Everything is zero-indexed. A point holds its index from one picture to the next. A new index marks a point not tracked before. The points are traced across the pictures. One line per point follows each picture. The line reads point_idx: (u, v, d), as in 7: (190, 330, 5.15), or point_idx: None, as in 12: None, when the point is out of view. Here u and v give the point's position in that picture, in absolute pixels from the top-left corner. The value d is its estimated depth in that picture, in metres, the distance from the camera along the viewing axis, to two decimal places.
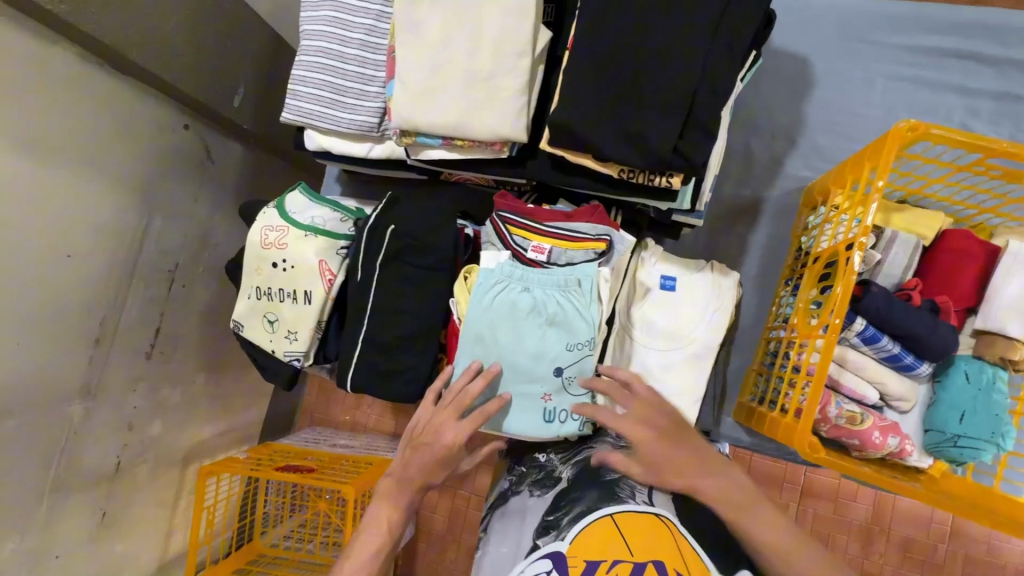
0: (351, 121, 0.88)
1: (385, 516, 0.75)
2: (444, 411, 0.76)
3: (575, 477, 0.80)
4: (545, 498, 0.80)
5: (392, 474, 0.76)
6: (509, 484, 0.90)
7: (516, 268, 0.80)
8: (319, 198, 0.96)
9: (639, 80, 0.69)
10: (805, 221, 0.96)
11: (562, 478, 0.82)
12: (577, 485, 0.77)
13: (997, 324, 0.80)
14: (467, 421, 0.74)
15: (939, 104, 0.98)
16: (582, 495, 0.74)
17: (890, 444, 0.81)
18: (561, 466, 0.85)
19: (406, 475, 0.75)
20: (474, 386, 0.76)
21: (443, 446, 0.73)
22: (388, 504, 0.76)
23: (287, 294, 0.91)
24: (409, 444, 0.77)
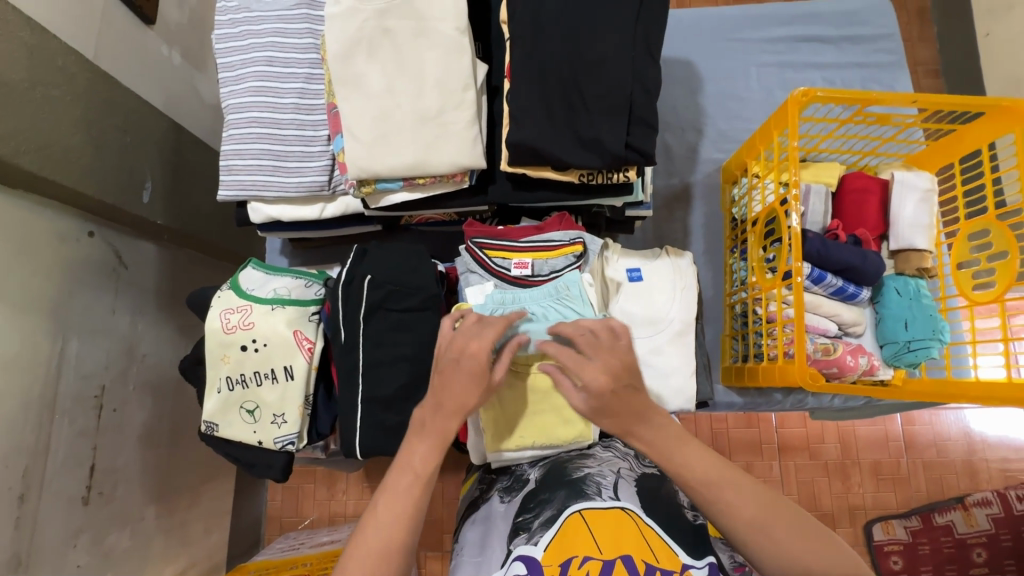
0: (300, 184, 0.86)
1: (419, 454, 0.68)
2: (465, 327, 0.72)
3: (544, 478, 0.81)
4: (514, 503, 0.80)
5: (425, 406, 0.70)
6: (479, 492, 0.90)
7: (507, 292, 0.82)
8: (275, 270, 0.91)
9: (581, 91, 0.76)
10: (731, 194, 1.08)
11: (530, 480, 0.83)
12: (548, 486, 0.78)
13: (907, 242, 0.95)
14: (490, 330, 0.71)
15: (803, 80, 1.17)
16: (551, 497, 0.75)
17: (862, 362, 0.92)
18: (530, 468, 0.86)
19: (440, 403, 0.69)
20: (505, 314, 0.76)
21: (474, 360, 0.69)
22: (422, 440, 0.69)
23: (264, 376, 0.84)
24: (437, 372, 0.71)
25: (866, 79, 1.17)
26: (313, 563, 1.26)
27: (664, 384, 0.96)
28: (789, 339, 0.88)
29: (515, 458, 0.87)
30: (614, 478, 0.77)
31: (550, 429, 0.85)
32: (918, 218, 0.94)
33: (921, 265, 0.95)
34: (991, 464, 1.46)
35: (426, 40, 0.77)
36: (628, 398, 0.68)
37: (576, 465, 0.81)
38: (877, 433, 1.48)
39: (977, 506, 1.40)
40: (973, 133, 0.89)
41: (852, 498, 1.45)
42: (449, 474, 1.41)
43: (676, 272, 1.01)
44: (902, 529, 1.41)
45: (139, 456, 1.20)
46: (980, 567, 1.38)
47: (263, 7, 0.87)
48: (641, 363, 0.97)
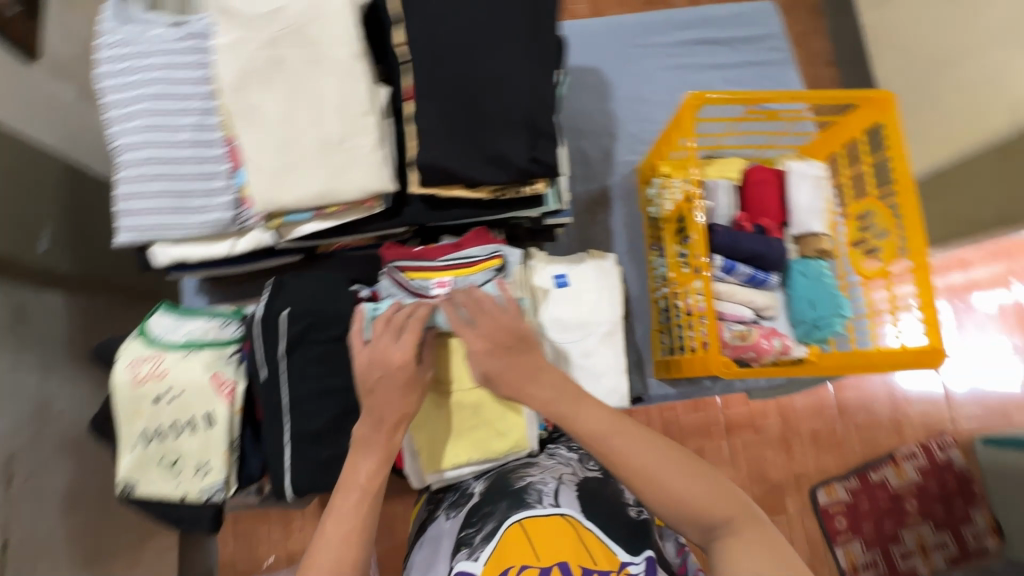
0: (205, 222, 0.83)
1: (363, 469, 0.67)
2: (382, 338, 0.71)
3: (488, 491, 0.81)
4: (458, 519, 0.80)
5: (364, 423, 0.69)
6: (428, 512, 0.90)
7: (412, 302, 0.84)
8: (188, 312, 0.88)
9: (482, 108, 0.77)
10: (646, 194, 1.12)
11: (474, 494, 0.83)
12: (491, 498, 0.78)
13: (805, 227, 1.01)
14: (409, 335, 0.71)
15: (704, 80, 1.24)
16: (493, 509, 0.76)
17: (774, 344, 0.97)
18: (473, 482, 0.86)
19: (380, 419, 0.69)
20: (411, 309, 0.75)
21: (402, 370, 0.69)
22: (365, 455, 0.68)
23: (183, 425, 0.80)
24: (367, 390, 0.70)
25: (761, 76, 1.25)
26: None
27: (598, 384, 0.99)
28: (705, 330, 0.92)
29: (458, 474, 0.87)
30: (555, 485, 0.78)
31: (485, 442, 0.86)
32: (813, 204, 1.01)
33: (819, 247, 1.02)
34: (914, 419, 1.58)
35: (321, 66, 0.75)
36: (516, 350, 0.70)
37: (518, 474, 0.82)
38: (812, 404, 1.57)
39: (906, 459, 1.54)
40: (850, 123, 0.97)
41: (796, 467, 1.54)
42: (406, 497, 1.38)
43: (601, 274, 1.04)
44: (843, 490, 1.52)
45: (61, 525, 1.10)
46: (912, 515, 1.53)
47: (148, 41, 0.83)
48: (575, 367, 0.99)
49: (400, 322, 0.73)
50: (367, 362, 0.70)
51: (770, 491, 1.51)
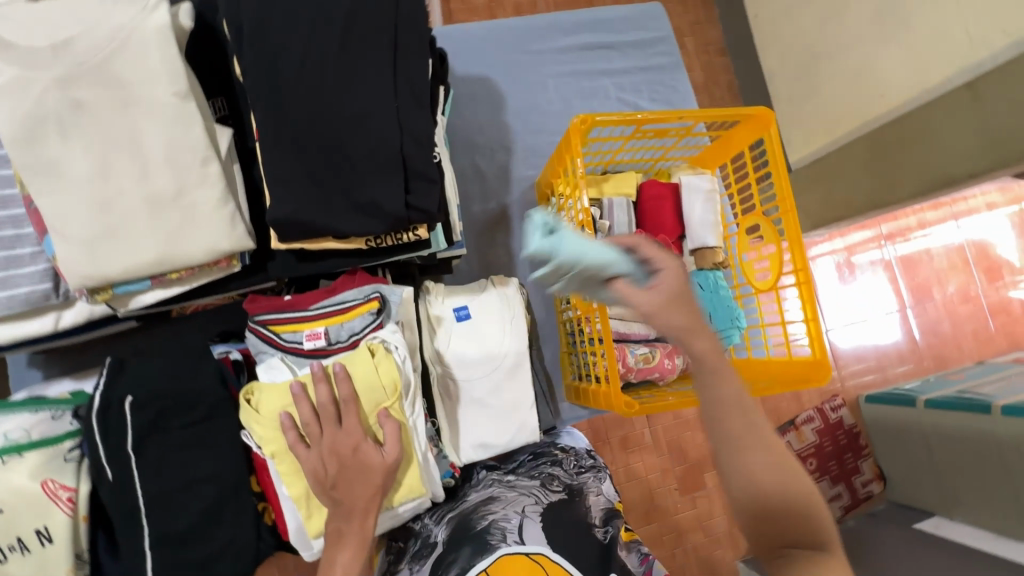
0: (11, 298, 0.67)
1: (341, 561, 0.68)
2: (323, 432, 0.70)
3: (451, 536, 0.81)
4: (421, 570, 0.81)
5: (333, 516, 0.70)
6: (389, 562, 0.91)
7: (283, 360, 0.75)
8: (2, 407, 0.71)
9: (344, 153, 0.68)
10: (547, 212, 1.08)
11: (438, 542, 0.83)
12: (454, 545, 0.79)
13: (700, 241, 1.02)
14: (348, 420, 0.70)
15: (597, 88, 1.21)
16: (456, 557, 0.77)
17: (677, 363, 0.99)
18: (435, 529, 0.87)
19: (348, 511, 0.69)
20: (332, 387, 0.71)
21: (355, 458, 0.70)
22: (341, 550, 0.69)
23: (8, 548, 0.66)
24: (329, 488, 0.69)
25: (652, 81, 1.24)
26: None
27: (507, 421, 0.95)
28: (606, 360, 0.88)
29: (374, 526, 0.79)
30: (519, 520, 0.79)
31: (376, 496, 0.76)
32: (705, 218, 1.02)
33: (715, 260, 1.03)
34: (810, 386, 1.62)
35: (140, 110, 0.63)
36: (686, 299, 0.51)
37: (479, 514, 0.82)
38: None
39: (805, 424, 1.57)
40: (737, 136, 0.98)
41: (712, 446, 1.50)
42: None
43: (505, 303, 0.99)
44: None
45: None
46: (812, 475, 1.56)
47: None
48: (482, 405, 0.95)
49: (332, 409, 0.71)
50: (320, 464, 0.69)
51: (690, 470, 1.48)
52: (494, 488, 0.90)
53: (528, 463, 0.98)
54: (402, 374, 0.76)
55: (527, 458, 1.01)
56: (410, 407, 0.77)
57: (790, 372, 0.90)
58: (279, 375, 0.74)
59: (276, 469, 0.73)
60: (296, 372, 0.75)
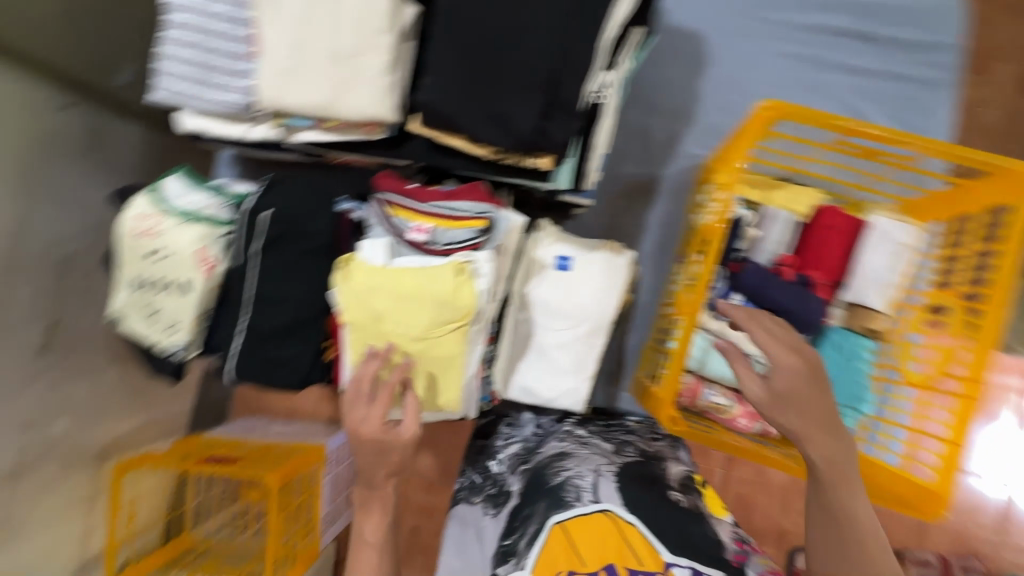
0: (220, 101, 0.83)
1: (369, 526, 0.75)
2: (357, 405, 0.74)
3: (525, 491, 0.83)
4: (498, 518, 0.86)
5: (360, 482, 0.76)
6: (461, 489, 0.97)
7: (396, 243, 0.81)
8: (198, 183, 0.92)
9: (500, 59, 0.68)
10: (697, 199, 0.98)
11: (512, 493, 0.87)
12: (529, 499, 0.79)
13: (860, 297, 0.84)
14: (376, 404, 0.74)
15: (823, 83, 1.01)
16: (532, 511, 0.77)
17: (754, 428, 0.85)
18: (512, 480, 0.90)
19: (370, 480, 0.75)
20: (371, 366, 0.75)
21: (376, 435, 0.73)
22: (368, 516, 0.76)
23: (165, 285, 0.87)
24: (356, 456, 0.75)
25: (901, 94, 1.00)
26: (249, 450, 1.32)
27: (559, 380, 0.94)
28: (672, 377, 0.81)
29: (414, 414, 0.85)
30: (593, 478, 0.78)
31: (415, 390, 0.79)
32: (880, 274, 0.83)
33: (868, 325, 0.85)
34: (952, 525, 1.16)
35: None
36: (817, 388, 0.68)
37: (553, 468, 0.82)
38: None
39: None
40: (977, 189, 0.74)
41: (787, 522, 1.25)
42: None
43: (609, 271, 0.94)
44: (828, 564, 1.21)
45: None
46: None
47: None
48: (543, 355, 0.94)
49: (368, 384, 0.74)
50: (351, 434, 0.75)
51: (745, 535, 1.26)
52: (567, 442, 0.89)
53: (596, 424, 0.98)
54: (477, 305, 0.77)
55: (589, 419, 1.01)
56: (473, 331, 0.79)
57: (894, 483, 0.75)
58: (376, 257, 0.79)
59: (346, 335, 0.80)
60: (390, 259, 0.80)
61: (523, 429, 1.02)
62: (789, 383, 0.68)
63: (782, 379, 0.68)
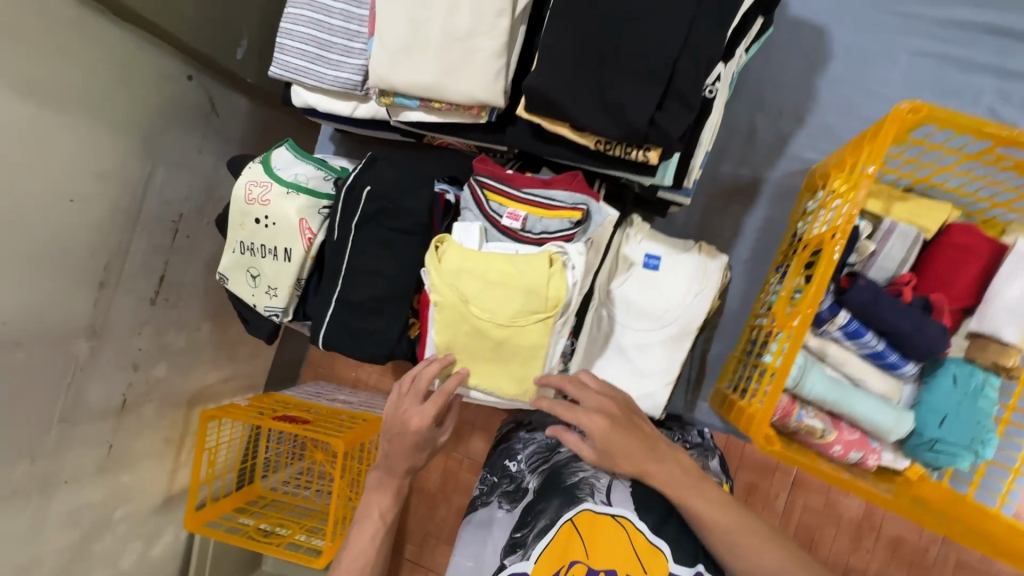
0: (335, 79, 0.87)
1: (377, 506, 0.90)
2: (406, 400, 0.83)
3: (542, 486, 0.89)
4: (512, 515, 0.89)
5: (381, 467, 0.91)
6: (481, 492, 0.98)
7: (490, 230, 0.82)
8: (304, 155, 0.95)
9: (619, 47, 0.65)
10: (804, 205, 0.91)
11: (529, 490, 0.91)
12: (544, 495, 0.86)
13: (992, 327, 0.75)
14: (428, 406, 0.81)
15: (968, 86, 0.90)
16: (546, 506, 0.84)
17: (851, 457, 0.79)
18: (530, 477, 0.93)
19: (390, 467, 0.88)
20: (429, 370, 0.80)
21: (414, 433, 0.82)
22: (380, 495, 0.91)
23: (269, 250, 0.92)
24: (387, 437, 0.86)
25: None
26: (318, 413, 1.38)
27: (637, 382, 0.91)
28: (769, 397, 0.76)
29: (480, 399, 0.86)
30: (608, 481, 0.83)
31: (497, 376, 0.80)
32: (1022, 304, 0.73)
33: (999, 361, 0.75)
34: None
35: None
36: (626, 429, 0.76)
37: (571, 468, 0.88)
38: None
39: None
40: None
41: (853, 560, 1.11)
42: None
43: (699, 275, 0.91)
44: None
45: (202, 280, 1.37)
46: None
47: None
48: (622, 355, 0.92)
49: (423, 388, 0.81)
50: (390, 415, 0.85)
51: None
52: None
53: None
54: (567, 296, 0.76)
55: None
56: (560, 324, 0.78)
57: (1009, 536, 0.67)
58: (468, 241, 0.80)
59: (432, 314, 0.81)
60: (481, 244, 0.80)
61: (542, 433, 1.01)
62: (611, 436, 0.76)
63: (601, 435, 0.76)
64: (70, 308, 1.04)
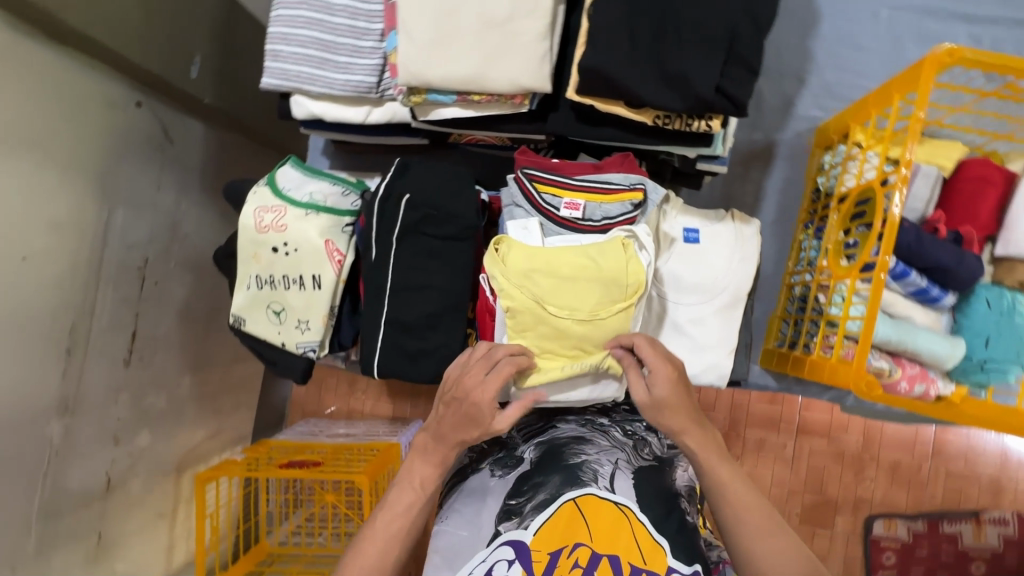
0: (346, 83, 0.79)
1: (419, 474, 0.72)
2: (473, 368, 0.70)
3: (539, 460, 0.78)
4: (507, 480, 0.77)
5: (428, 431, 0.72)
6: (468, 461, 0.84)
7: (549, 226, 0.78)
8: (315, 172, 0.87)
9: (676, 18, 0.64)
10: (819, 161, 0.95)
11: (523, 460, 0.79)
12: (542, 468, 0.76)
13: (1018, 249, 0.81)
14: (494, 378, 0.69)
15: (943, 33, 0.98)
16: (545, 480, 0.74)
17: (915, 391, 0.83)
18: (522, 445, 0.83)
19: (440, 434, 0.70)
20: (498, 350, 0.72)
21: (475, 408, 0.68)
22: (423, 463, 0.72)
23: (293, 280, 0.82)
24: (442, 403, 0.71)
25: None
26: (327, 452, 1.26)
27: (699, 356, 0.90)
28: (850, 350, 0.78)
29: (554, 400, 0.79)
30: (611, 468, 0.76)
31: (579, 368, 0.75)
32: None
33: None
34: (1019, 484, 1.28)
35: None
36: (684, 391, 0.71)
37: (573, 448, 0.78)
38: (905, 434, 1.31)
39: (993, 523, 1.26)
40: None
41: (861, 490, 1.32)
42: None
43: (738, 241, 0.92)
44: (904, 528, 1.28)
45: (178, 330, 1.22)
46: None
47: None
48: (679, 332, 0.91)
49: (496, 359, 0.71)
50: (451, 381, 0.71)
51: (821, 504, 1.32)
52: (585, 428, 0.84)
53: (613, 416, 0.90)
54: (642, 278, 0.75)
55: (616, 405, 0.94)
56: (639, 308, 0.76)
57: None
58: (529, 239, 0.76)
59: (502, 317, 0.77)
60: (542, 240, 0.77)
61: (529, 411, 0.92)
62: (670, 390, 0.69)
63: (662, 387, 0.69)
64: (39, 384, 0.90)
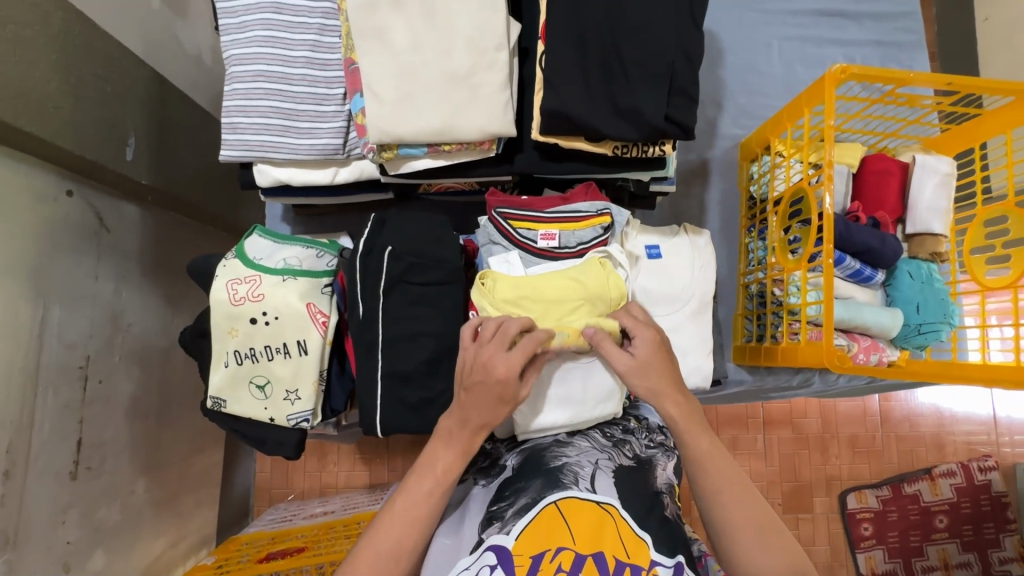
0: (312, 146, 0.80)
1: (442, 461, 0.70)
2: (488, 345, 0.69)
3: (521, 465, 0.79)
4: (490, 488, 0.79)
5: (451, 416, 0.71)
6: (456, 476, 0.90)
7: (530, 259, 0.81)
8: (285, 238, 0.86)
9: (623, 60, 0.72)
10: (749, 172, 1.06)
11: (507, 467, 0.82)
12: (524, 474, 0.76)
13: (924, 225, 0.96)
14: (518, 352, 0.68)
15: (824, 56, 1.15)
16: (526, 485, 0.74)
17: (872, 360, 0.93)
18: (507, 455, 0.86)
19: (466, 418, 0.70)
20: (511, 322, 0.71)
21: (499, 387, 0.68)
22: (448, 448, 0.71)
23: (276, 350, 0.79)
24: (462, 387, 0.70)
25: (885, 58, 1.16)
26: (308, 534, 1.16)
27: (681, 361, 0.96)
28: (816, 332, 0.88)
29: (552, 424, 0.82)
30: (591, 468, 0.76)
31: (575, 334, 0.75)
32: (935, 203, 0.95)
33: (935, 249, 0.96)
34: (956, 438, 1.43)
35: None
36: (666, 358, 0.74)
37: (553, 453, 0.79)
38: (855, 409, 1.43)
39: (943, 476, 1.38)
40: (987, 123, 0.92)
41: (829, 469, 1.41)
42: None
43: (695, 250, 0.99)
44: (874, 498, 1.38)
45: (127, 429, 1.11)
46: (941, 532, 1.36)
47: None
48: None
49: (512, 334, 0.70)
50: (469, 361, 0.70)
51: (798, 490, 1.39)
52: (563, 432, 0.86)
53: None
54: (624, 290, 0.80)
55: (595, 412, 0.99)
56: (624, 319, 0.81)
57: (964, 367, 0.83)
58: (513, 270, 0.80)
59: None
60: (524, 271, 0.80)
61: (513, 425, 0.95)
62: (652, 352, 0.73)
63: (645, 347, 0.73)
64: None
